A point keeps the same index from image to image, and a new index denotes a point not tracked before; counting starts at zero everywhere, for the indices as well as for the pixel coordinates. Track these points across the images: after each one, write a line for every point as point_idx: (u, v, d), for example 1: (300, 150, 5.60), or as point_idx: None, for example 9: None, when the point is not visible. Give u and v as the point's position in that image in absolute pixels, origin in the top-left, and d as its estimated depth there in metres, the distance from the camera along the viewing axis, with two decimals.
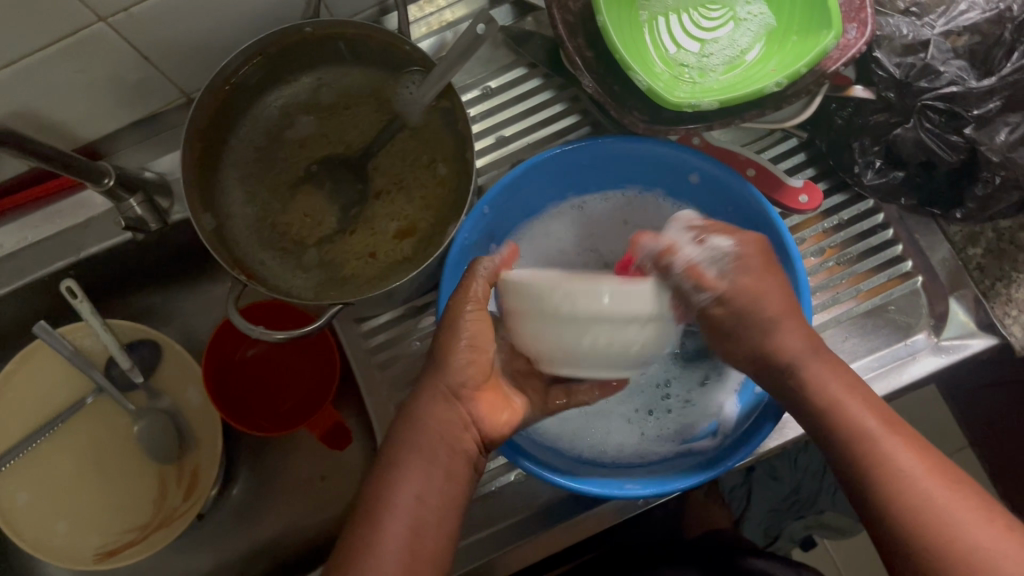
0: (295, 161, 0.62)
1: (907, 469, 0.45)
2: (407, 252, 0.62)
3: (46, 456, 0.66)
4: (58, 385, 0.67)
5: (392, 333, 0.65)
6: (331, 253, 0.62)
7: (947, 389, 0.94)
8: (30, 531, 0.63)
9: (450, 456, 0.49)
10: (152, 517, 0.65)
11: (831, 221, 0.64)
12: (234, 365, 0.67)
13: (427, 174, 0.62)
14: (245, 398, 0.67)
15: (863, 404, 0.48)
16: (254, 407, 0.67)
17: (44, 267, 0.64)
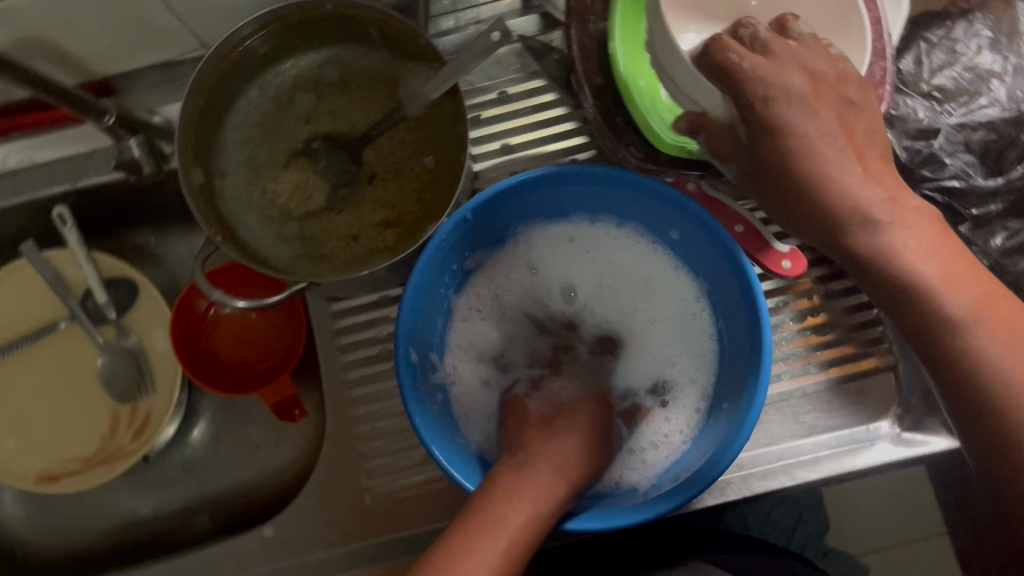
0: (296, 133, 0.63)
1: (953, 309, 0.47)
2: (389, 241, 0.62)
3: (9, 371, 0.67)
4: (34, 306, 0.68)
5: (364, 319, 0.65)
6: (314, 228, 0.63)
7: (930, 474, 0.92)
8: None
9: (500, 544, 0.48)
10: (97, 452, 0.66)
11: (820, 290, 0.63)
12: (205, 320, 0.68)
13: (421, 166, 0.62)
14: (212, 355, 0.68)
15: (876, 191, 0.48)
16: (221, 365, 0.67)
17: (42, 189, 0.66)
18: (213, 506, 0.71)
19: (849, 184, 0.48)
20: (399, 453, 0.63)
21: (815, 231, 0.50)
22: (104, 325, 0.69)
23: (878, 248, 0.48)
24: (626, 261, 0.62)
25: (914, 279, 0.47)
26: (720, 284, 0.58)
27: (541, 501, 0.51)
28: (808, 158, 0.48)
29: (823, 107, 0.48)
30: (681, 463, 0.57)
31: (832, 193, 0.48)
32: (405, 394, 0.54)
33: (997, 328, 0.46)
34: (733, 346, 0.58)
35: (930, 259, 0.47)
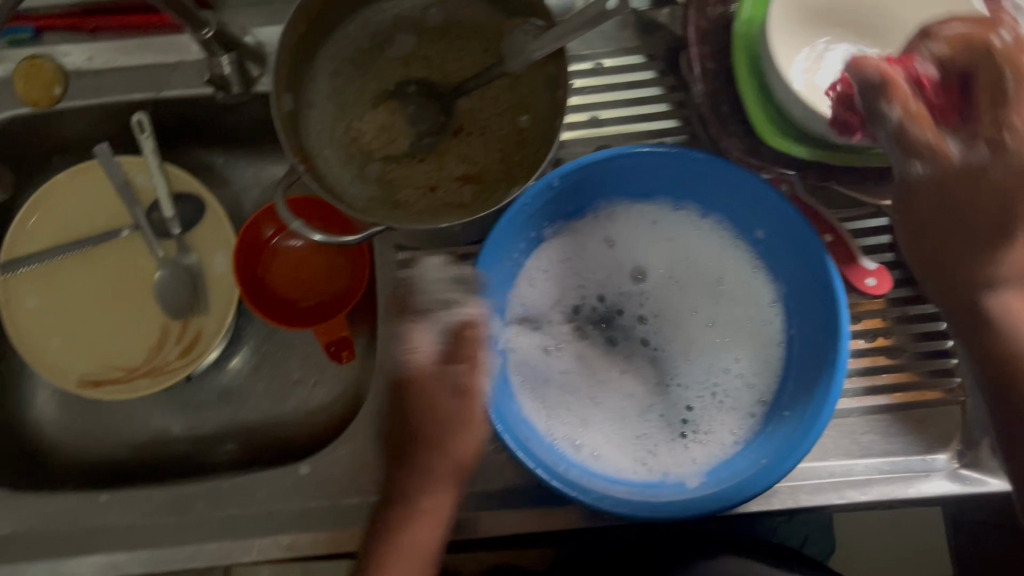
0: (389, 75, 0.62)
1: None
2: (467, 197, 0.61)
3: (67, 271, 0.67)
4: (99, 210, 0.68)
5: None
6: (393, 173, 0.62)
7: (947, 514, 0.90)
8: (29, 336, 0.65)
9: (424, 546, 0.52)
10: (142, 363, 0.66)
11: (894, 311, 0.61)
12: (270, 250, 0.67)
13: (511, 126, 0.61)
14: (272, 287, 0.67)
15: (1011, 196, 0.47)
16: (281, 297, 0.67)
17: (124, 94, 0.65)
18: (244, 437, 0.71)
19: (990, 184, 0.47)
20: None
21: (928, 191, 0.49)
22: (167, 239, 0.68)
23: (1003, 277, 0.48)
24: (706, 253, 0.61)
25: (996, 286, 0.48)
26: (802, 289, 0.57)
27: (444, 512, 0.53)
28: (1010, 163, 0.47)
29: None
30: (735, 464, 0.55)
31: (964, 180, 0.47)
32: (467, 346, 0.53)
33: None
34: (806, 354, 0.56)
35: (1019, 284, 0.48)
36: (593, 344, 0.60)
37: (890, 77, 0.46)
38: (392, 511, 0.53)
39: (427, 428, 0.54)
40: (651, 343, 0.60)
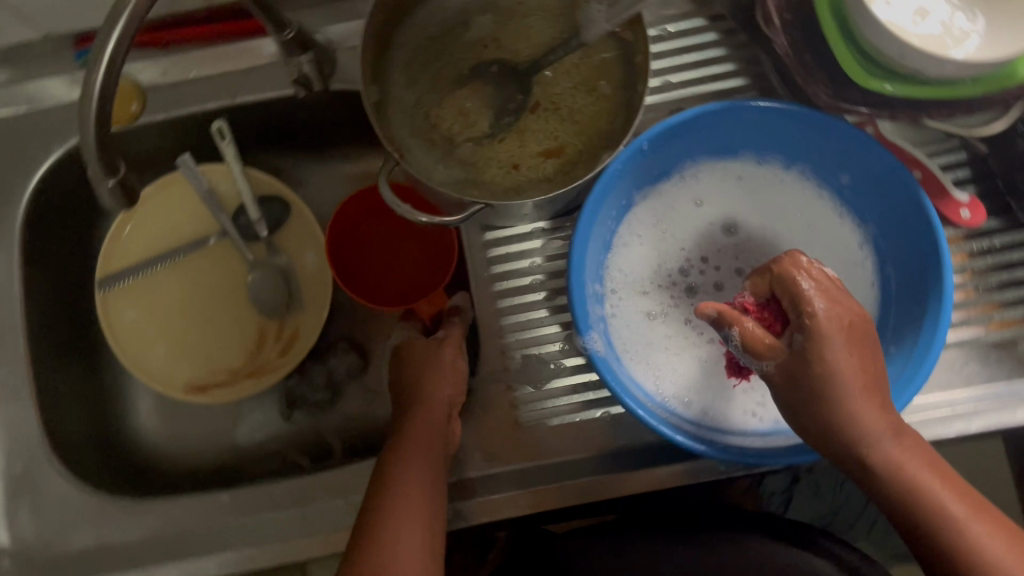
0: (464, 61, 0.63)
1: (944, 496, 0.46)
2: (550, 171, 0.62)
3: (160, 281, 0.68)
4: (187, 219, 0.69)
5: (515, 249, 0.65)
6: (477, 154, 0.62)
7: (1016, 450, 0.91)
8: (131, 348, 0.66)
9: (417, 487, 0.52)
10: (243, 366, 0.67)
11: (980, 243, 0.62)
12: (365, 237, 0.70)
13: (588, 98, 0.62)
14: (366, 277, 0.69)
15: (853, 358, 0.47)
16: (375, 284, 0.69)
17: (200, 104, 0.66)
18: (338, 433, 0.71)
19: (829, 336, 0.47)
20: (547, 382, 0.63)
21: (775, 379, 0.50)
22: (254, 243, 0.69)
23: (871, 434, 0.47)
24: (791, 207, 0.62)
25: (905, 478, 0.46)
26: (897, 229, 0.57)
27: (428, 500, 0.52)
28: (832, 384, 0.47)
29: (835, 324, 0.48)
30: None
31: (839, 377, 0.47)
32: (575, 310, 0.54)
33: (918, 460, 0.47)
34: (906, 292, 0.57)
35: (906, 446, 0.47)
36: (696, 304, 0.60)
37: (795, 293, 0.49)
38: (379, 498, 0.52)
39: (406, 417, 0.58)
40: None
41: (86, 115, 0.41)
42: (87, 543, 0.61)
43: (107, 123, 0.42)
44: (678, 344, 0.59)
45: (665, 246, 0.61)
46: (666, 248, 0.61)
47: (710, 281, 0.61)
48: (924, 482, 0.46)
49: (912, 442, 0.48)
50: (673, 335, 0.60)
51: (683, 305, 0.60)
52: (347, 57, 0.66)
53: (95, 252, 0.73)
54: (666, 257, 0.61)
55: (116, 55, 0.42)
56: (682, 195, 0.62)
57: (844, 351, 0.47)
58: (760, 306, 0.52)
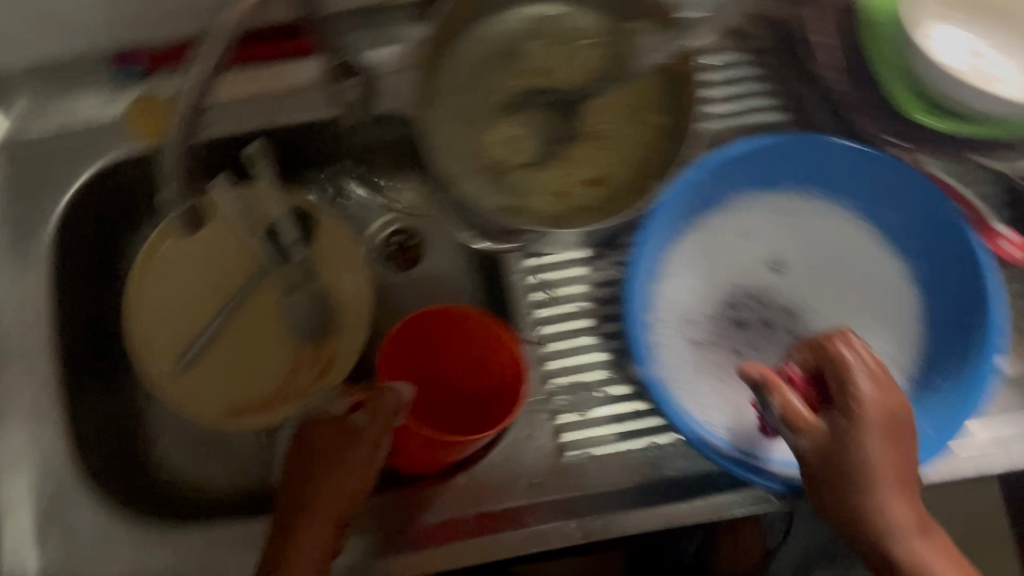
0: (510, 87, 0.63)
1: None
2: (597, 200, 0.62)
3: (193, 303, 0.67)
4: (221, 237, 0.67)
5: (561, 276, 0.65)
6: (523, 182, 0.63)
7: None
8: (164, 373, 0.64)
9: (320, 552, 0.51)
10: (280, 389, 0.66)
11: (1013, 280, 0.64)
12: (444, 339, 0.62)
13: (636, 127, 0.62)
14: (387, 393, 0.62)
15: (882, 444, 0.50)
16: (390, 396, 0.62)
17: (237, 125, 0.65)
18: None
19: (863, 420, 0.49)
20: (591, 410, 0.63)
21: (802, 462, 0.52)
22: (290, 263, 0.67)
23: (894, 527, 0.48)
24: (834, 240, 0.63)
25: (926, 573, 0.47)
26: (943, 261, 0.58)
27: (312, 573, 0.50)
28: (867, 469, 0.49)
29: (876, 410, 0.50)
30: None
31: (867, 461, 0.49)
32: (634, 341, 0.55)
33: (937, 555, 0.48)
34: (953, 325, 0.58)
35: (927, 539, 0.49)
36: (743, 335, 0.61)
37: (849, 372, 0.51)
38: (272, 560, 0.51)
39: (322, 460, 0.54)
40: (794, 324, 0.61)
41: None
42: None
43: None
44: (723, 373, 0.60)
45: (713, 277, 0.61)
46: (713, 280, 0.61)
47: (755, 311, 0.61)
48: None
49: (936, 538, 0.49)
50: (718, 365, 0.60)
51: (730, 336, 0.61)
52: (393, 81, 0.65)
53: (121, 273, 0.71)
54: (713, 288, 0.61)
55: None
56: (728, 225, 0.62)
57: (875, 435, 0.49)
58: (807, 383, 0.55)
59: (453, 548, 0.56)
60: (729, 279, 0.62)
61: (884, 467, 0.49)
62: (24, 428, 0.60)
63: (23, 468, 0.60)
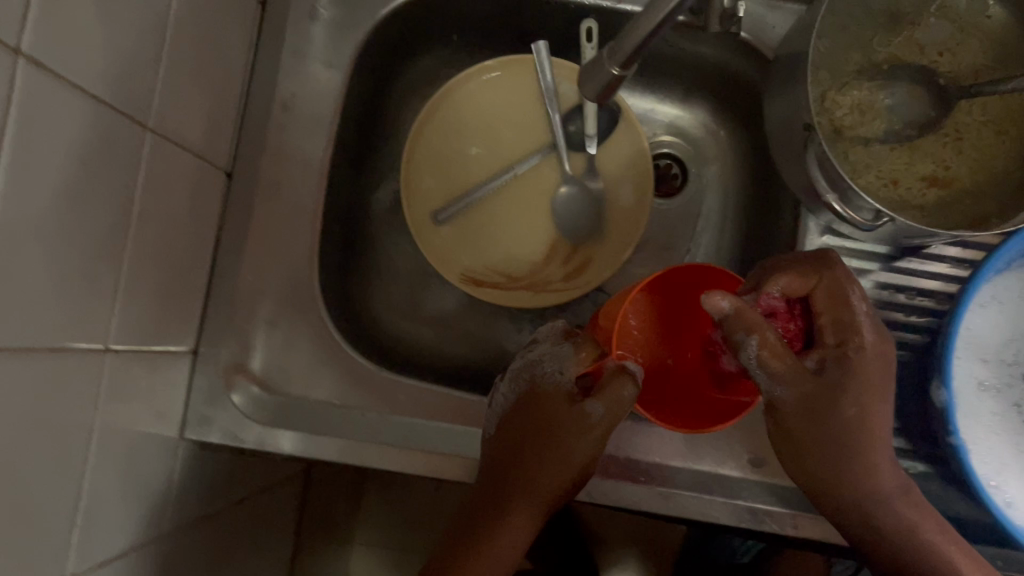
0: (882, 54, 0.58)
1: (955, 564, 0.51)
2: (927, 201, 0.58)
3: (467, 161, 0.64)
4: (514, 104, 0.64)
5: (853, 265, 0.60)
6: (858, 155, 0.58)
7: None
8: (419, 217, 0.63)
9: (519, 532, 0.54)
10: (525, 274, 0.64)
11: None
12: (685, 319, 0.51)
13: (1000, 141, 0.57)
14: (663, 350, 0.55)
15: (880, 413, 0.50)
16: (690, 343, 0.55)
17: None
18: None
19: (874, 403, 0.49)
20: None
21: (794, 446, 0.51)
22: (576, 154, 0.64)
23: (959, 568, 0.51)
24: None
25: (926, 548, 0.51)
26: None
27: (514, 545, 0.54)
28: (864, 437, 0.50)
29: (873, 362, 0.48)
30: None
31: (856, 432, 0.49)
32: (944, 359, 0.54)
33: (927, 525, 0.51)
34: None
35: (927, 524, 0.52)
36: None
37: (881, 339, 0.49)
38: (460, 555, 0.54)
39: (513, 455, 0.54)
40: None
41: (636, 25, 0.39)
42: (329, 397, 0.59)
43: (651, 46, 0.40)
44: (1000, 416, 0.56)
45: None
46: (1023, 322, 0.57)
47: None
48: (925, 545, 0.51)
49: (928, 517, 0.52)
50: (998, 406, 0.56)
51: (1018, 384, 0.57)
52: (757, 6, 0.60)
53: (398, 98, 0.69)
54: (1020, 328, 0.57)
55: None
56: None
57: (869, 410, 0.49)
58: (791, 315, 0.53)
59: (658, 493, 0.57)
60: None
61: (865, 427, 0.49)
62: (283, 224, 0.60)
63: (269, 263, 0.60)
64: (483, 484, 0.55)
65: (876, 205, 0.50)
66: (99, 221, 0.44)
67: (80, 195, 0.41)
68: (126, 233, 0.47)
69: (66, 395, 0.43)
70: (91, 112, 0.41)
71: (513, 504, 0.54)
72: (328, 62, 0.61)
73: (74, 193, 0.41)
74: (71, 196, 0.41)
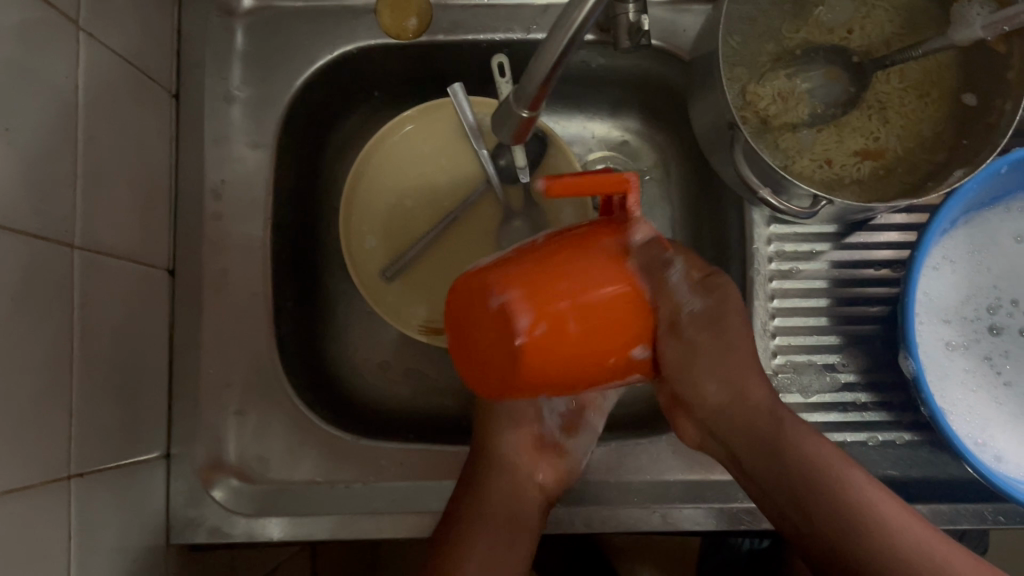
0: (794, 38, 0.58)
1: (911, 537, 0.48)
2: (863, 174, 0.58)
3: (406, 214, 0.64)
4: (444, 152, 0.64)
5: (803, 249, 0.61)
6: (789, 142, 0.58)
7: None
8: (370, 277, 0.63)
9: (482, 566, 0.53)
10: None
11: None
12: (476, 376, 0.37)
13: (922, 101, 0.57)
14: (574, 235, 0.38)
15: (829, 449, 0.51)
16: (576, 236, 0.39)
17: (489, 33, 0.61)
18: None
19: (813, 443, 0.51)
20: (816, 393, 0.59)
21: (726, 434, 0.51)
22: (512, 186, 0.64)
23: (882, 522, 0.48)
24: None
25: (876, 535, 0.48)
26: None
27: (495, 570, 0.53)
28: (806, 447, 0.50)
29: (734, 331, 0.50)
30: None
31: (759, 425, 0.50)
32: (905, 329, 0.53)
33: (900, 518, 0.49)
34: None
35: (897, 520, 0.49)
36: (1002, 343, 0.57)
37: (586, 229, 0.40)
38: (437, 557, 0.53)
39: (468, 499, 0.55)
40: None
41: (550, 61, 0.38)
42: (312, 475, 0.58)
43: (557, 74, 0.40)
44: (973, 373, 0.56)
45: (980, 273, 0.57)
46: (977, 276, 0.57)
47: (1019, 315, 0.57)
48: (881, 534, 0.48)
49: (898, 511, 0.49)
50: (971, 364, 0.56)
51: (986, 339, 0.57)
52: (665, 12, 0.61)
53: (330, 161, 0.69)
54: (976, 281, 0.57)
55: (586, 18, 0.37)
56: (1007, 217, 0.58)
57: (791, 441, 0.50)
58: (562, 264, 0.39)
59: (655, 511, 0.57)
60: (995, 279, 0.57)
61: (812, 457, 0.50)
62: (237, 310, 0.59)
63: (230, 352, 0.59)
64: (460, 530, 0.53)
65: (810, 190, 0.50)
66: (42, 352, 0.43)
67: (16, 331, 0.41)
68: (72, 357, 0.46)
69: (37, 536, 0.42)
70: (14, 246, 0.41)
71: (477, 531, 0.54)
72: (252, 142, 0.61)
73: (9, 331, 0.40)
74: (5, 334, 0.40)
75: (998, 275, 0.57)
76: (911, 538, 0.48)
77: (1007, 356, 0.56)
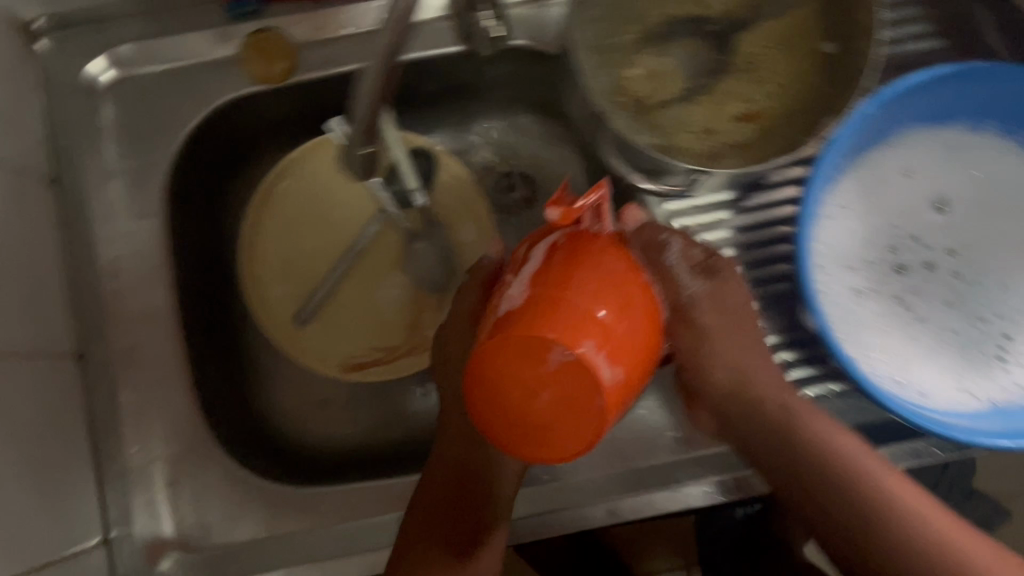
0: (655, 15, 0.58)
1: (936, 534, 0.40)
2: (746, 138, 0.57)
3: (309, 257, 0.64)
4: (334, 187, 0.64)
5: (703, 220, 0.61)
6: (667, 118, 0.58)
7: None
8: (281, 326, 0.62)
9: None
10: (403, 342, 0.63)
11: None
12: (528, 437, 0.34)
13: (790, 56, 0.57)
14: (597, 251, 0.37)
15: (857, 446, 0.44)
16: (594, 250, 0.37)
17: (361, 62, 0.61)
18: None
19: (841, 444, 0.44)
20: None
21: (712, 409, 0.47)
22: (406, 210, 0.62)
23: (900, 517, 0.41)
24: (1006, 177, 0.58)
25: (893, 531, 0.40)
26: None
27: None
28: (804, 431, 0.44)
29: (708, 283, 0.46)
30: None
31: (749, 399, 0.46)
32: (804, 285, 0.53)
33: (929, 521, 0.41)
34: None
35: (911, 501, 0.42)
36: (903, 282, 0.57)
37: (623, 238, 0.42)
38: None
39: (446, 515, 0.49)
40: (961, 274, 0.57)
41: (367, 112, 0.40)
42: (256, 534, 0.58)
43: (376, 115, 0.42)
44: (880, 315, 0.56)
45: (872, 216, 0.57)
46: (870, 220, 0.58)
47: (915, 251, 0.58)
48: (902, 530, 0.40)
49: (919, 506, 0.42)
50: (876, 307, 0.57)
51: (887, 280, 0.57)
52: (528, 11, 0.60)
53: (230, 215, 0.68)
54: (870, 225, 0.57)
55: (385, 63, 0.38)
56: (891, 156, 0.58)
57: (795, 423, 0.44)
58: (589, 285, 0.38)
59: (602, 505, 0.57)
60: (887, 221, 0.58)
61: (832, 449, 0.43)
62: (151, 384, 0.59)
63: (152, 428, 0.58)
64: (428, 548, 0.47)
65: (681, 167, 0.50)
66: None
67: None
68: None
69: None
70: None
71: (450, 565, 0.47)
72: (139, 214, 0.60)
73: None
74: None
75: (889, 214, 0.58)
76: (938, 537, 0.40)
77: (909, 293, 0.57)
